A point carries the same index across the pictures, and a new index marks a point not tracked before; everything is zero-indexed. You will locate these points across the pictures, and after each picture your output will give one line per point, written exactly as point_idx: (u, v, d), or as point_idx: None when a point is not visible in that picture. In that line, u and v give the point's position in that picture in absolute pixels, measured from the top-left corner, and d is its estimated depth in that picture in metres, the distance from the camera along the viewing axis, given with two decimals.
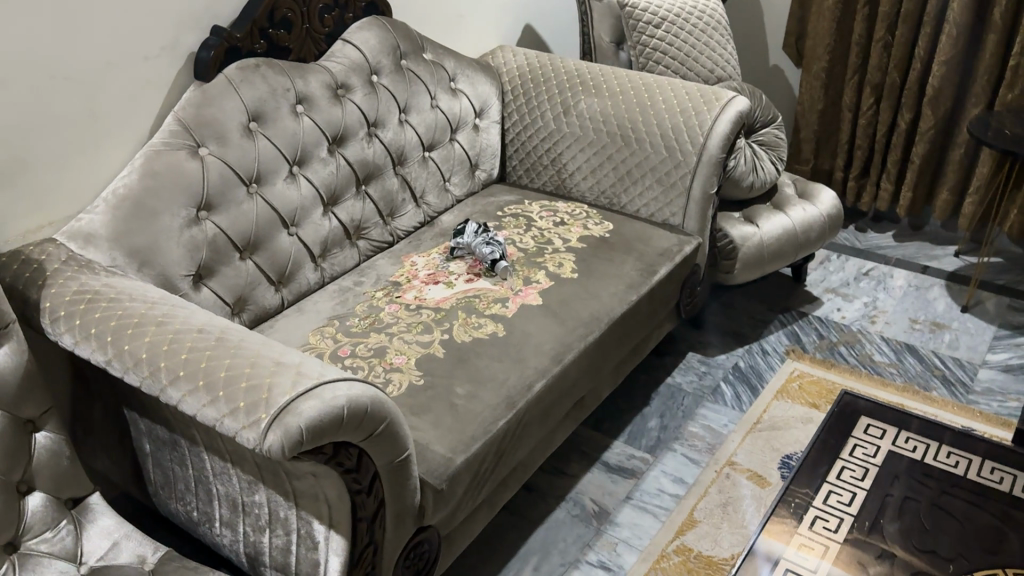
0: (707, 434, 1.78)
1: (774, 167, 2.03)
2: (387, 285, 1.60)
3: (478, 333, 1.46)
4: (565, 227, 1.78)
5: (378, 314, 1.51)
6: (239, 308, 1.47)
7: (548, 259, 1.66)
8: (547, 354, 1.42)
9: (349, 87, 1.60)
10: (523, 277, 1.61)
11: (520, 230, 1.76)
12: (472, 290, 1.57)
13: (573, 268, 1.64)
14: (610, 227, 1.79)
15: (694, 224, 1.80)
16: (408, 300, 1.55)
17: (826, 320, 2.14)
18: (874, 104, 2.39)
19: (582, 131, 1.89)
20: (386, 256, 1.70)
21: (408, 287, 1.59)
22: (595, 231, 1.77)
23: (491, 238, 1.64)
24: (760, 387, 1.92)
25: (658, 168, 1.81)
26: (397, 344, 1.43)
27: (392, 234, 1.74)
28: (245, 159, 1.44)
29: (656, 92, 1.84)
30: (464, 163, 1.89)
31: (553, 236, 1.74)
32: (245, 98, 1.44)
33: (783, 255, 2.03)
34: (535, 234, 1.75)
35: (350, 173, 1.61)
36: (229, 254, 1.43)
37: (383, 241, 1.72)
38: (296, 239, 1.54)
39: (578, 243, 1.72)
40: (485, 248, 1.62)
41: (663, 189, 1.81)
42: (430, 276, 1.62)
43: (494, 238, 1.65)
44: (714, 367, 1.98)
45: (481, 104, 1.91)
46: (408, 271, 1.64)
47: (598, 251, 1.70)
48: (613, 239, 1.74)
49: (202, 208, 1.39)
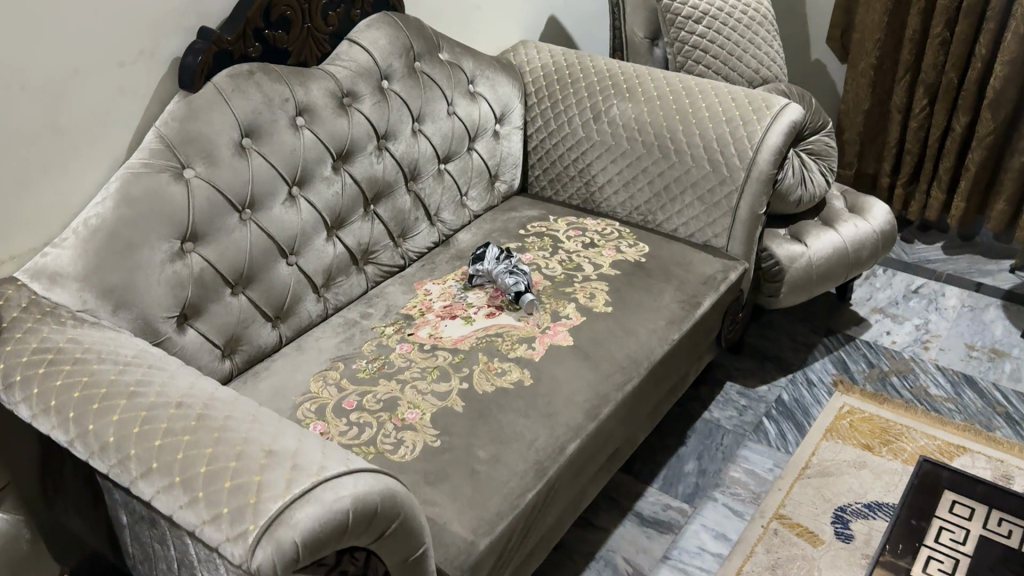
0: (750, 480, 1.62)
1: (824, 179, 1.84)
2: (398, 319, 1.42)
3: (501, 381, 1.28)
4: (596, 249, 1.59)
5: (389, 356, 1.33)
6: (230, 349, 1.30)
7: (578, 288, 1.48)
8: (580, 408, 1.25)
9: (356, 94, 1.41)
10: (550, 311, 1.42)
11: (546, 252, 1.58)
12: (494, 326, 1.39)
13: (607, 300, 1.46)
14: (646, 250, 1.60)
15: (740, 247, 1.62)
16: (421, 338, 1.37)
17: (875, 346, 1.96)
18: (927, 105, 2.19)
19: (614, 140, 1.70)
20: (396, 283, 1.52)
21: (422, 322, 1.41)
22: (630, 255, 1.58)
23: (516, 264, 1.46)
24: (807, 425, 1.75)
25: (700, 184, 1.62)
26: (410, 394, 1.25)
27: (403, 256, 1.56)
28: (237, 181, 1.26)
29: (698, 98, 1.65)
30: (483, 175, 1.70)
31: (582, 261, 1.56)
32: (237, 111, 1.26)
33: (831, 277, 1.84)
34: (563, 259, 1.56)
35: (357, 192, 1.43)
36: (218, 289, 1.26)
37: (393, 265, 1.54)
38: (296, 270, 1.36)
39: (611, 269, 1.54)
40: (507, 276, 1.43)
41: (705, 207, 1.62)
42: (446, 309, 1.44)
43: (519, 265, 1.47)
44: (755, 401, 1.80)
45: (501, 109, 1.72)
46: (422, 302, 1.46)
47: (634, 279, 1.52)
48: (649, 264, 1.56)
49: (187, 238, 1.22)
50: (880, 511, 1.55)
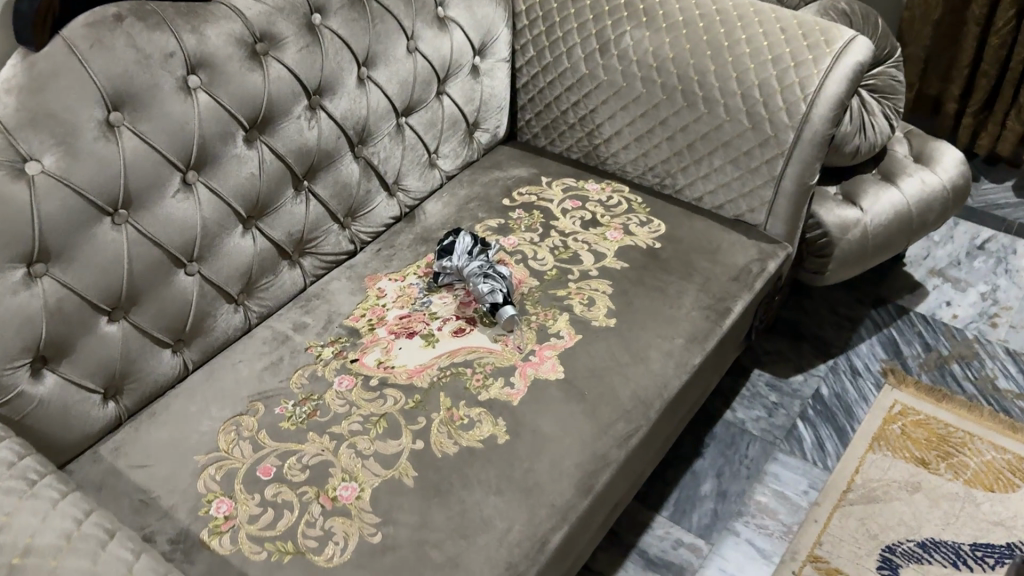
0: (780, 508, 1.34)
1: (888, 123, 1.47)
2: (340, 336, 1.11)
3: (467, 438, 0.97)
4: (598, 231, 1.26)
5: (324, 395, 1.03)
6: (114, 389, 1.00)
7: (573, 291, 1.15)
8: (570, 478, 0.95)
9: (275, 37, 1.04)
10: (536, 326, 1.10)
11: (534, 235, 1.24)
12: (462, 350, 1.07)
13: (611, 309, 1.14)
14: (661, 230, 1.27)
15: (781, 226, 1.27)
16: (368, 368, 1.06)
17: (933, 322, 1.64)
18: (1015, 18, 1.77)
19: (626, 81, 1.33)
20: (341, 278, 1.20)
21: (370, 341, 1.09)
22: (642, 239, 1.25)
23: (494, 265, 1.13)
24: (849, 430, 1.45)
25: (734, 144, 1.26)
26: (346, 458, 0.96)
27: (352, 241, 1.23)
28: (105, 173, 0.92)
29: (737, 26, 1.26)
30: (458, 125, 1.35)
31: (580, 249, 1.22)
32: (99, 75, 0.90)
33: (889, 246, 1.51)
34: (555, 246, 1.23)
35: (282, 171, 1.09)
36: (88, 319, 0.94)
37: (338, 253, 1.21)
38: (200, 279, 1.04)
39: (616, 260, 1.20)
40: (481, 282, 1.10)
41: (740, 175, 1.27)
42: (402, 321, 1.12)
43: (497, 267, 1.14)
44: (788, 397, 1.50)
45: (481, 38, 1.34)
46: (372, 309, 1.14)
47: (646, 275, 1.19)
48: (665, 253, 1.22)
49: (36, 259, 0.89)
50: (937, 553, 1.27)
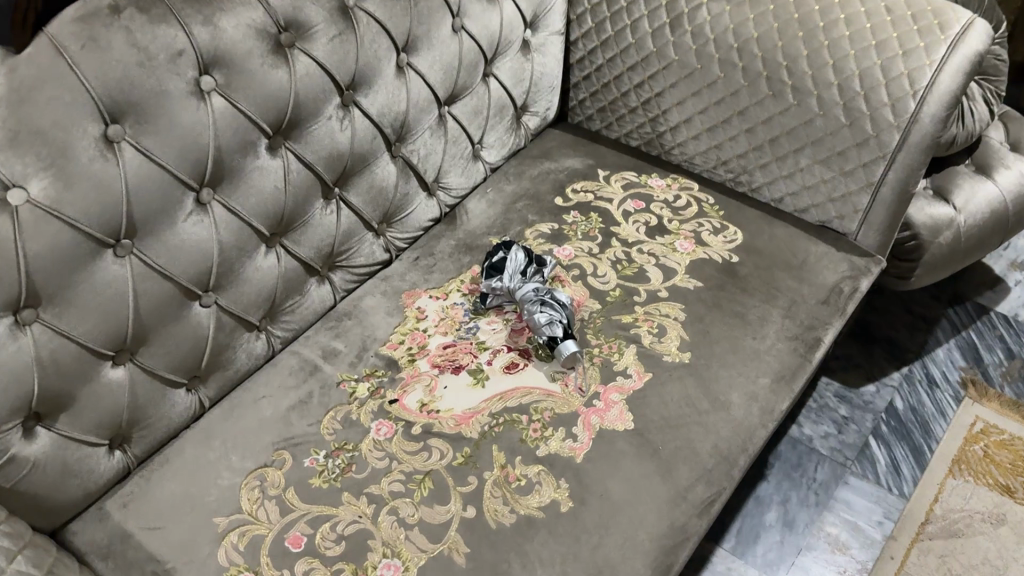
0: (852, 541, 1.22)
1: (988, 108, 1.30)
2: (375, 368, 0.97)
3: (526, 505, 0.85)
4: (666, 241, 1.11)
5: (360, 444, 0.90)
6: (121, 438, 0.88)
7: (641, 318, 1.01)
8: (646, 556, 0.83)
9: (302, 25, 0.88)
10: (600, 362, 0.97)
11: (594, 245, 1.10)
12: (516, 392, 0.94)
13: (684, 340, 1.00)
14: (737, 240, 1.12)
15: (873, 237, 1.12)
16: (410, 411, 0.92)
17: (1016, 325, 1.50)
18: None
19: (699, 64, 1.15)
20: (375, 294, 1.06)
21: (411, 376, 0.96)
22: (716, 251, 1.10)
23: (551, 290, 0.99)
24: (926, 450, 1.33)
25: (826, 143, 1.10)
26: (387, 529, 0.83)
27: (387, 248, 1.08)
28: (104, 199, 0.77)
29: (835, 3, 1.08)
30: (505, 111, 1.18)
31: (647, 263, 1.07)
32: (93, 83, 0.75)
33: (980, 246, 1.35)
34: (618, 259, 1.08)
35: (310, 181, 0.94)
36: (89, 367, 0.81)
37: (372, 264, 1.07)
38: (216, 309, 0.90)
39: (687, 279, 1.06)
40: (537, 311, 0.96)
41: (829, 178, 1.11)
42: (447, 352, 0.98)
43: (554, 292, 1.00)
44: (859, 410, 1.37)
45: (534, 9, 1.17)
46: (411, 335, 1.00)
47: (722, 298, 1.04)
48: (743, 270, 1.08)
49: (24, 305, 0.75)
50: None
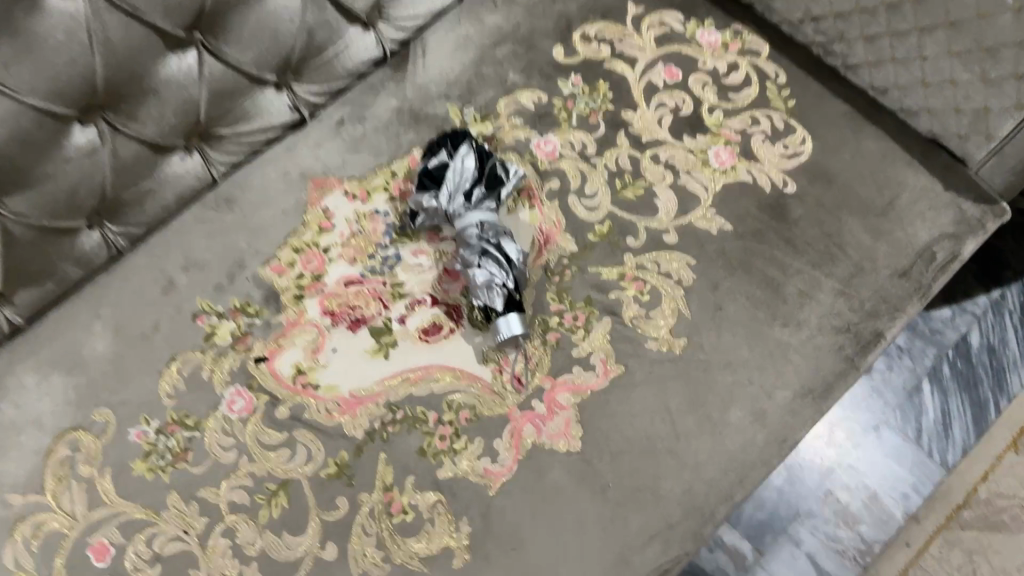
0: (864, 514, 1.00)
1: None
2: (248, 302, 0.71)
3: (405, 554, 0.62)
4: (697, 146, 0.76)
5: (204, 423, 0.66)
6: None
7: (629, 276, 0.71)
8: None
9: None
10: (556, 342, 0.69)
11: (589, 140, 0.76)
12: (428, 373, 0.67)
13: (683, 320, 0.70)
14: (802, 154, 0.77)
15: (1006, 177, 0.75)
16: (281, 378, 0.67)
17: None
18: None
19: None
20: (272, 176, 0.76)
21: (291, 325, 0.69)
22: (765, 172, 0.75)
23: (503, 230, 0.68)
24: (992, 409, 1.04)
25: (972, 30, 0.70)
26: (217, 559, 0.63)
27: (295, 107, 0.76)
28: None
29: None
30: None
31: (658, 182, 0.75)
32: None
33: None
34: (619, 169, 0.75)
35: (140, 35, 0.60)
36: None
37: (271, 129, 0.76)
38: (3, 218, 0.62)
39: (711, 216, 0.74)
40: (476, 268, 0.66)
41: (961, 83, 0.72)
42: (347, 293, 0.70)
43: (509, 231, 0.69)
44: (921, 342, 1.08)
45: None
46: (306, 255, 0.72)
47: (755, 255, 0.72)
48: (797, 210, 0.74)
49: None
50: None
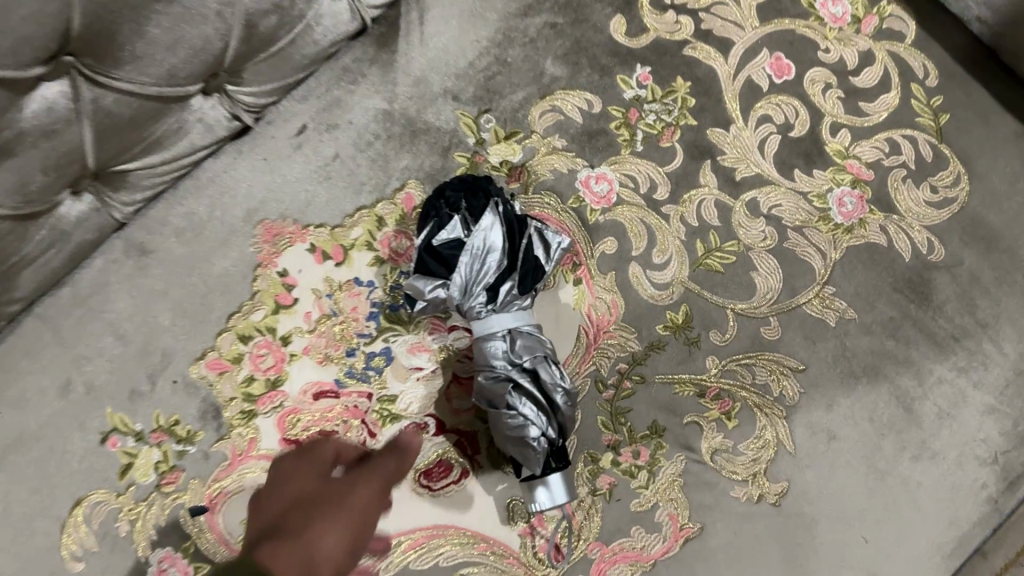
0: None
1: None
2: (177, 419, 0.51)
3: None
4: (812, 187, 0.54)
5: None
6: None
7: (713, 391, 0.51)
8: None
9: None
10: (610, 489, 0.50)
11: (660, 176, 0.54)
12: (432, 538, 0.49)
13: (782, 455, 0.51)
14: (955, 201, 0.55)
15: None
16: (228, 539, 0.50)
17: None
18: None
19: None
20: (205, 216, 0.53)
21: (239, 458, 0.50)
22: (906, 230, 0.54)
23: (542, 350, 0.47)
24: None
25: None
26: None
27: (235, 114, 0.52)
28: None
29: None
30: None
31: (756, 245, 0.53)
32: None
33: None
34: (703, 224, 0.53)
35: None
36: None
37: (200, 148, 0.51)
38: None
39: (829, 298, 0.53)
40: (505, 409, 0.46)
41: None
42: (317, 413, 0.50)
43: (550, 348, 0.48)
44: None
45: None
46: (257, 346, 0.51)
47: (883, 358, 0.53)
48: (944, 287, 0.54)
49: None
50: None
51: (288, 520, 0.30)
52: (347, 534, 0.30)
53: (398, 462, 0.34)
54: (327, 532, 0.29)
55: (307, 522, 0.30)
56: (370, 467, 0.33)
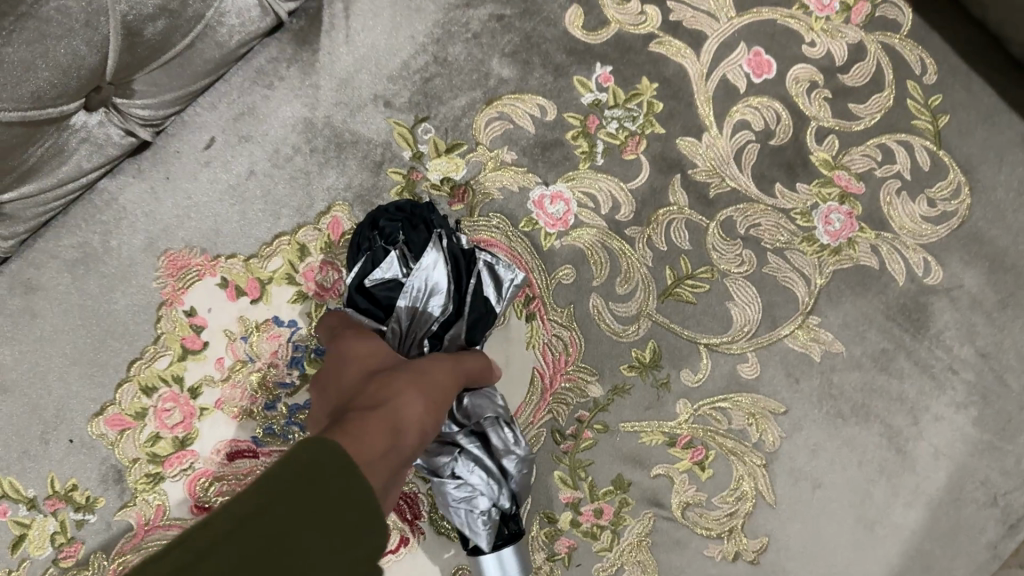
0: None
1: None
2: (75, 484, 0.44)
3: None
4: (795, 203, 0.48)
5: None
6: None
7: (684, 439, 0.46)
8: None
9: None
10: (569, 554, 0.45)
11: (624, 193, 0.47)
12: None
13: (760, 507, 0.46)
14: (956, 214, 0.49)
15: None
16: None
17: None
18: None
19: None
20: (101, 247, 0.46)
21: (146, 528, 0.44)
22: (899, 251, 0.48)
23: (493, 410, 0.41)
24: None
25: None
26: None
27: (132, 131, 0.44)
28: None
29: None
30: None
31: (733, 271, 0.47)
32: None
33: None
34: (672, 248, 0.47)
35: None
36: None
37: (92, 170, 0.44)
38: None
39: (813, 330, 0.47)
40: (450, 478, 0.40)
41: None
42: (233, 475, 0.45)
43: (501, 406, 0.42)
44: None
45: None
46: (162, 400, 0.45)
47: (873, 394, 0.47)
48: (941, 313, 0.48)
49: None
50: None
51: (388, 371, 0.36)
52: (426, 404, 0.35)
53: (469, 369, 0.39)
54: (414, 399, 0.34)
55: (402, 385, 0.34)
56: (428, 371, 0.36)
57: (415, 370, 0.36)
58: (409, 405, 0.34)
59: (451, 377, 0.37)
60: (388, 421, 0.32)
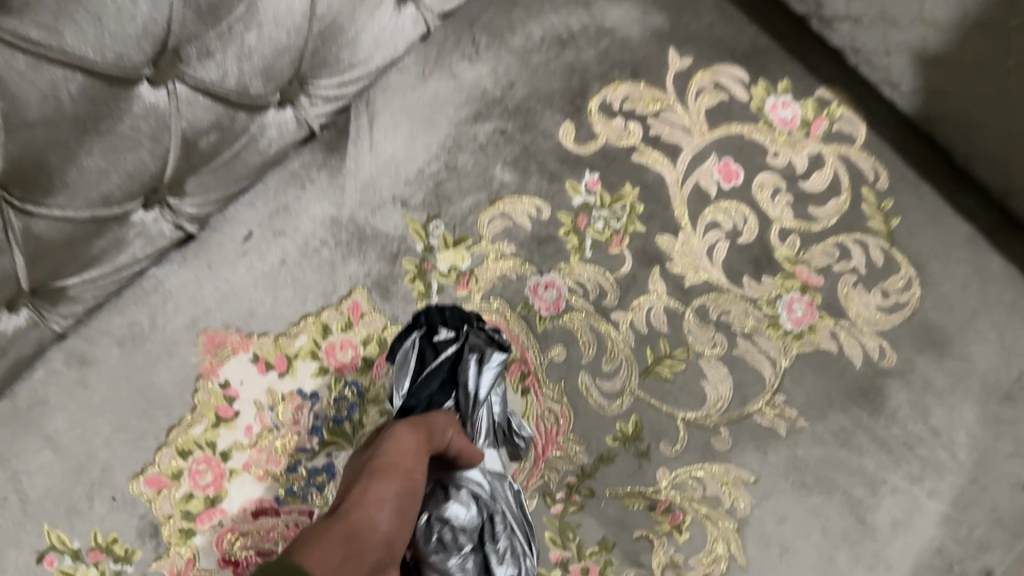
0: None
1: None
2: (116, 537, 0.50)
3: None
4: (761, 293, 0.54)
5: None
6: None
7: (663, 503, 0.51)
8: None
9: None
10: None
11: (610, 283, 0.54)
12: None
13: (733, 569, 0.50)
14: (907, 305, 0.55)
15: None
16: None
17: None
18: None
19: None
20: (148, 325, 0.52)
21: None
22: (856, 336, 0.54)
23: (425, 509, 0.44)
24: None
25: None
26: None
27: (180, 225, 0.51)
28: None
29: None
30: None
31: (706, 352, 0.53)
32: None
33: None
34: (653, 331, 0.53)
35: None
36: None
37: (144, 257, 0.51)
38: None
39: (780, 407, 0.52)
40: None
41: None
42: (257, 530, 0.50)
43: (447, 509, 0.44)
44: None
45: None
46: (197, 461, 0.51)
47: (836, 468, 0.52)
48: (895, 394, 0.53)
49: None
50: None
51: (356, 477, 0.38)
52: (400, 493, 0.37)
53: (432, 431, 0.41)
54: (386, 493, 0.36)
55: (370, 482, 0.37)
56: (397, 459, 0.38)
57: (384, 460, 0.38)
58: (380, 503, 0.35)
59: (420, 445, 0.40)
60: (358, 520, 0.33)
